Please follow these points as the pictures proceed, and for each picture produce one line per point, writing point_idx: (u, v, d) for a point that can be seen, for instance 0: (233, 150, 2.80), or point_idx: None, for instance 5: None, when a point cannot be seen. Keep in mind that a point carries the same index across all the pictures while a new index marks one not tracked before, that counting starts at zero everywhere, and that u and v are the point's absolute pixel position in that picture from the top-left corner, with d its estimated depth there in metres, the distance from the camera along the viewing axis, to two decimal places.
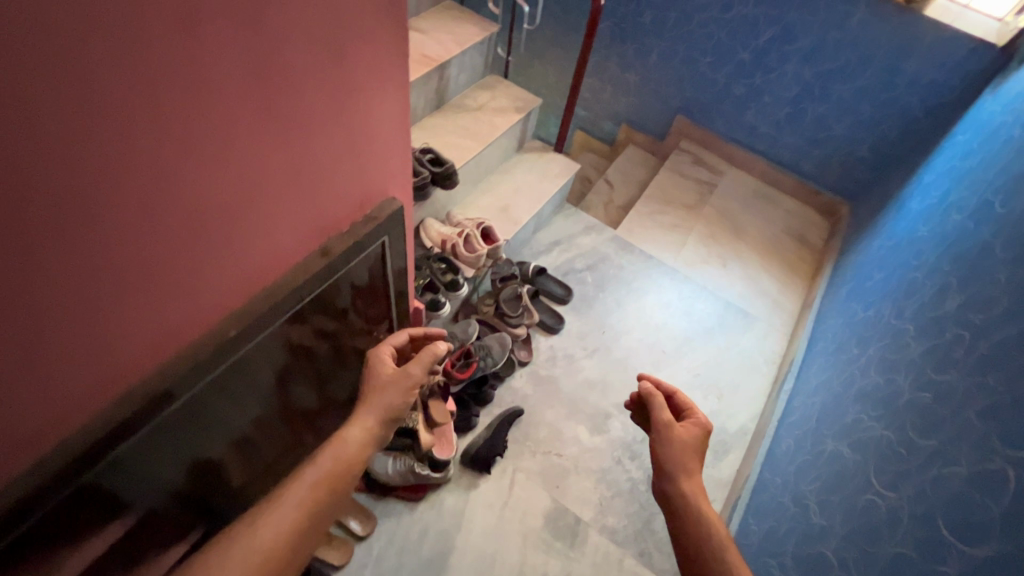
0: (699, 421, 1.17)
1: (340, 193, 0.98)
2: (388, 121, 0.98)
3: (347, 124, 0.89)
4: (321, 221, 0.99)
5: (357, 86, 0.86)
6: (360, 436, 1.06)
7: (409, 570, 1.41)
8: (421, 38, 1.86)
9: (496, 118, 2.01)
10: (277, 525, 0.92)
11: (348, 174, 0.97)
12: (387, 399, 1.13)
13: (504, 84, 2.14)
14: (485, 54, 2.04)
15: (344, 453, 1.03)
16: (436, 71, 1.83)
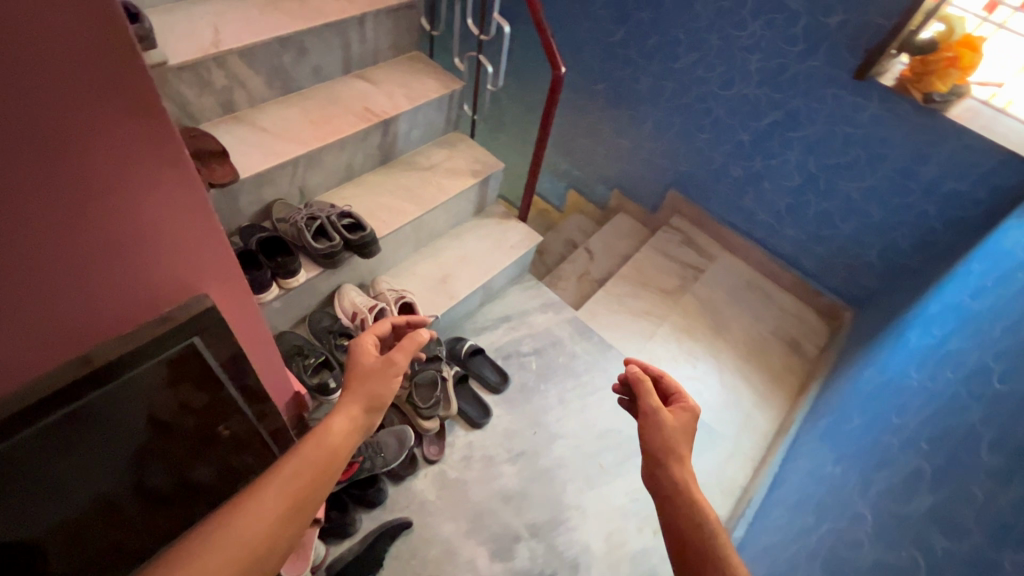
0: (687, 403, 1.00)
1: (98, 298, 0.74)
2: (173, 211, 0.73)
3: (89, 225, 0.65)
4: (74, 329, 0.75)
5: (92, 184, 0.61)
6: (346, 423, 0.97)
7: None
8: (369, 92, 1.73)
9: (446, 181, 1.84)
10: (262, 513, 0.82)
11: (109, 276, 0.72)
12: (375, 386, 1.03)
13: (466, 143, 1.97)
14: (445, 110, 1.89)
15: (329, 441, 0.92)
16: (379, 127, 1.68)
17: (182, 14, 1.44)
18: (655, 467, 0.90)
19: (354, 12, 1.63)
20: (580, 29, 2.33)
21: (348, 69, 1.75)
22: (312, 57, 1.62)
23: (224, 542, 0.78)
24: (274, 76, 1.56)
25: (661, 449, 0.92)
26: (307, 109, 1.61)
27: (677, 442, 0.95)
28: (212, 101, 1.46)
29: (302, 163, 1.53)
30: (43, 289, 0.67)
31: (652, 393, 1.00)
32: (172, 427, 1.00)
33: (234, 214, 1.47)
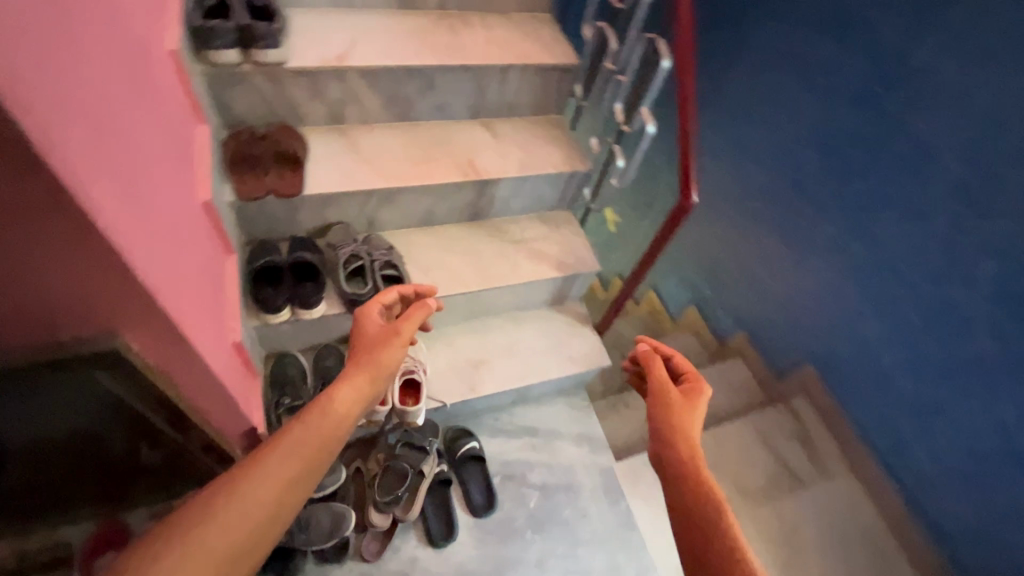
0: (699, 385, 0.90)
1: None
2: (67, 248, 0.62)
3: None
4: None
5: None
6: (353, 395, 0.81)
7: None
8: (484, 144, 1.57)
9: (526, 263, 1.61)
10: (254, 494, 0.66)
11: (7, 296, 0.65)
12: (386, 357, 0.88)
13: (570, 229, 1.72)
14: (559, 188, 1.66)
15: (333, 412, 0.77)
16: (474, 185, 1.52)
17: (332, 21, 1.43)
18: (664, 449, 0.79)
19: (497, 62, 1.49)
20: (754, 134, 1.79)
21: (475, 115, 1.61)
22: (439, 94, 1.51)
23: (206, 525, 0.62)
24: (393, 102, 1.48)
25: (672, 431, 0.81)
26: (412, 143, 1.51)
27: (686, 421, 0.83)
28: (321, 108, 1.42)
29: (376, 197, 1.43)
30: None
31: (662, 369, 0.92)
32: (126, 407, 0.97)
33: (292, 222, 1.41)
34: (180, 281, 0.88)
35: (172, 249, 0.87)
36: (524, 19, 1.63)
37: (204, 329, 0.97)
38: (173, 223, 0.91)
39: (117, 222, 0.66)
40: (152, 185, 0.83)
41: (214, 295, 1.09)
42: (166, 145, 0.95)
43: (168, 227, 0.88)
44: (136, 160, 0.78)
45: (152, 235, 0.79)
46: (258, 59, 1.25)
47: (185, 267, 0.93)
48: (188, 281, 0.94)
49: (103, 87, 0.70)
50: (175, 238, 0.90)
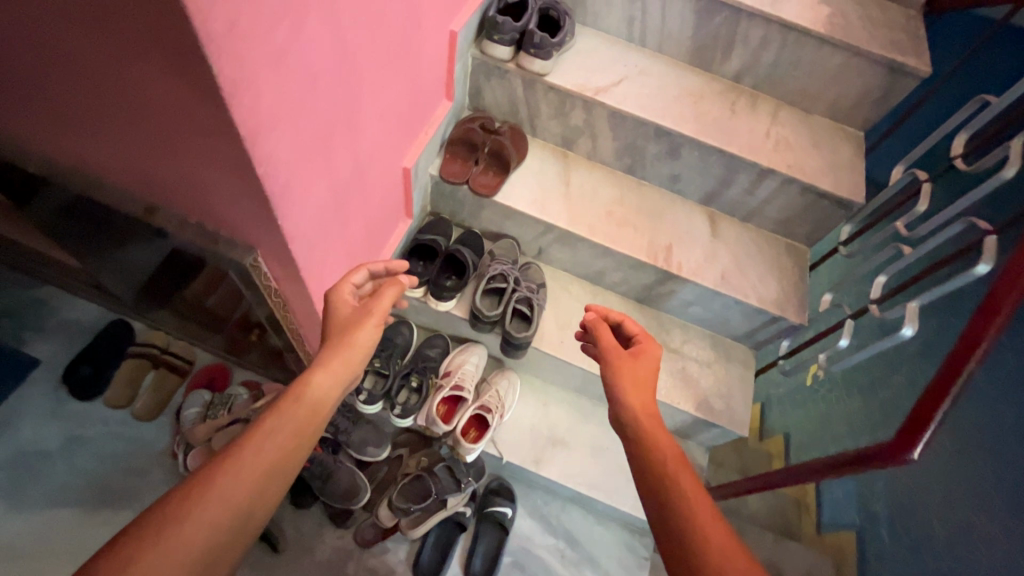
0: (649, 346, 1.02)
1: (190, 199, 0.81)
2: (238, 179, 0.70)
3: (182, 147, 0.69)
4: (175, 207, 0.86)
5: (172, 113, 0.62)
6: (326, 379, 0.88)
7: (101, 465, 1.41)
8: (694, 237, 1.37)
9: (666, 378, 1.38)
10: (248, 473, 0.74)
11: (199, 191, 0.78)
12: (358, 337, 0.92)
13: (738, 372, 1.42)
14: (753, 324, 1.36)
15: (310, 397, 0.84)
16: (657, 273, 1.33)
17: (614, 52, 1.37)
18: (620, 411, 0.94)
19: (759, 161, 1.25)
20: None
21: (705, 202, 1.41)
22: (678, 166, 1.35)
23: (211, 502, 0.70)
24: (626, 152, 1.37)
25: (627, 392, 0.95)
26: (622, 200, 1.39)
27: (633, 381, 0.96)
28: (556, 128, 1.40)
29: (554, 233, 1.35)
30: (164, 170, 0.77)
31: (608, 337, 1.03)
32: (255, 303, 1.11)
33: (474, 217, 1.43)
34: (328, 228, 0.94)
35: (336, 202, 0.93)
36: (825, 128, 1.34)
37: (331, 274, 1.04)
38: (354, 178, 0.97)
39: (283, 172, 0.72)
40: (349, 142, 0.89)
41: (364, 246, 1.16)
42: (391, 109, 1.01)
43: (345, 181, 0.94)
44: (341, 117, 0.83)
45: (317, 187, 0.84)
46: (524, 64, 1.27)
47: (343, 218, 0.99)
48: (339, 229, 1.00)
49: (344, 57, 0.76)
50: (347, 191, 0.96)
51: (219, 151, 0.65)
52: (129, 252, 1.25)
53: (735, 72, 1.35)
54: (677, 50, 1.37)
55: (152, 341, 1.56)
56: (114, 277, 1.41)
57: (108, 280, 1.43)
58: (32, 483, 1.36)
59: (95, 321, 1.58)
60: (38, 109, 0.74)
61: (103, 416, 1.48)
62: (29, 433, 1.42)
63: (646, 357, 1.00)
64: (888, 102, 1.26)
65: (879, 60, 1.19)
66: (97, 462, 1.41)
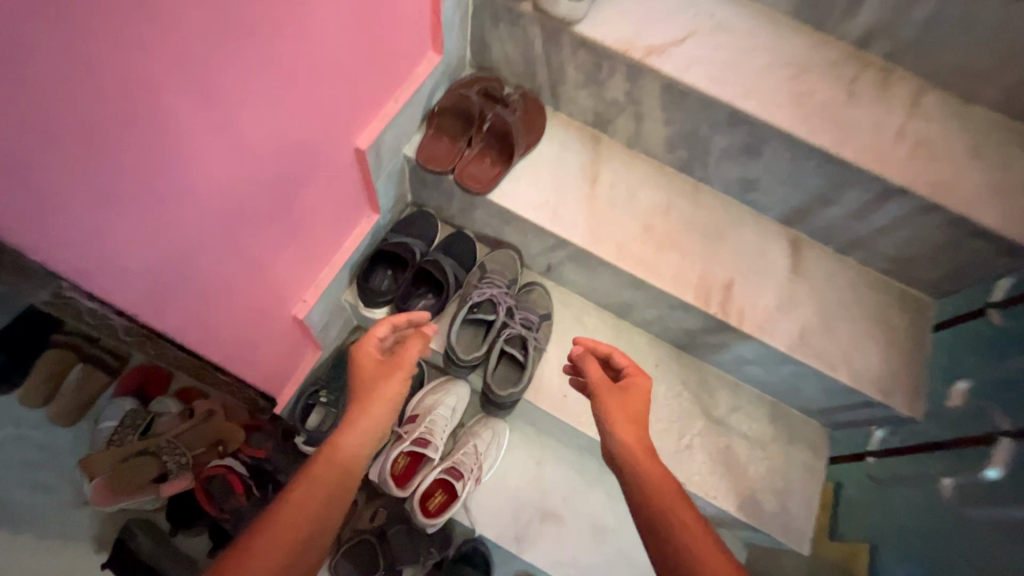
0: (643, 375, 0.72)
1: None
2: None
3: None
4: None
5: None
6: (349, 445, 0.67)
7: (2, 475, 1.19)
8: (767, 272, 0.96)
9: (701, 458, 1.01)
10: None
11: None
12: (386, 394, 0.71)
13: (804, 458, 1.04)
14: (835, 402, 0.97)
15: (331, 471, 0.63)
16: (705, 320, 0.95)
17: None
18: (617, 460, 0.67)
19: (886, 175, 0.83)
20: None
21: (788, 221, 1.00)
22: (754, 168, 0.94)
23: None
24: (682, 143, 0.97)
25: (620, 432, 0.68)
26: (668, 210, 1.00)
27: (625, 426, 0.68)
28: (587, 101, 1.00)
29: (567, 250, 0.98)
30: None
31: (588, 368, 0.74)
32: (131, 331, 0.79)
33: (465, 215, 1.08)
34: (185, 249, 0.61)
35: (198, 209, 0.59)
36: (992, 128, 0.89)
37: (214, 300, 0.72)
38: (240, 173, 0.63)
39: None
40: (206, 119, 0.54)
41: (287, 257, 0.83)
42: (314, 68, 0.64)
43: (214, 178, 0.59)
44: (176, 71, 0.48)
45: (131, 192, 0.50)
46: (544, 5, 0.87)
47: (226, 228, 0.66)
48: (220, 245, 0.66)
49: None
50: (225, 192, 0.62)
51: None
52: None
53: (862, 33, 0.91)
54: None
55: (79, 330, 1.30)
56: None
57: None
58: None
59: None
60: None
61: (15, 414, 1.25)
62: None
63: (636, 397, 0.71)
64: None
65: None
66: None
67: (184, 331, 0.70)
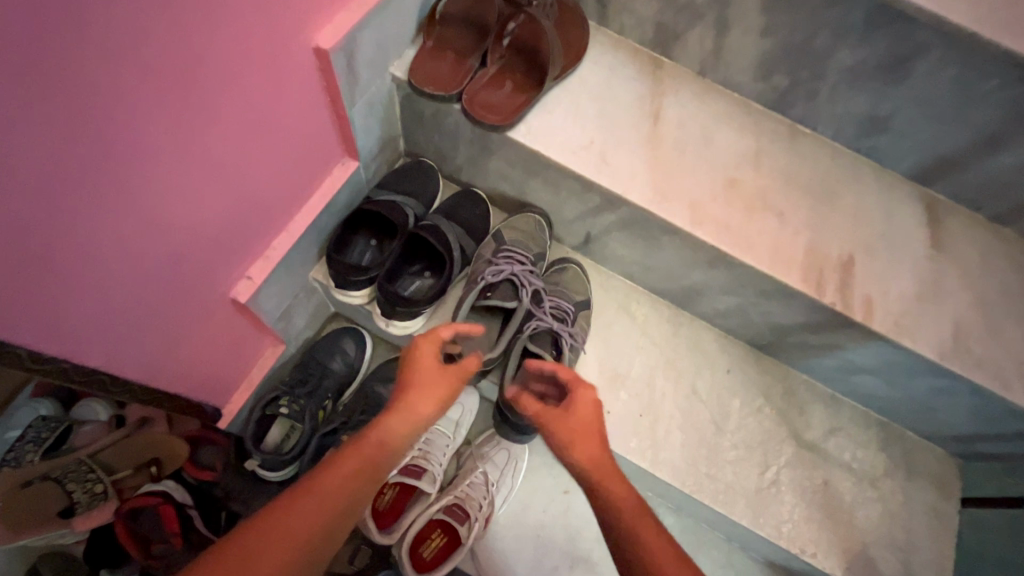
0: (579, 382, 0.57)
1: None
2: None
3: None
4: None
5: None
6: (382, 442, 0.52)
7: None
8: (899, 246, 0.69)
9: (791, 499, 0.75)
10: None
11: None
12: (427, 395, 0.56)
13: (929, 500, 0.77)
14: (987, 427, 0.70)
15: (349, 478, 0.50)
16: (811, 313, 0.68)
17: None
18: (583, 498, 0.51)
19: None
20: None
21: (925, 178, 0.72)
22: (891, 97, 0.66)
23: None
24: (784, 64, 0.69)
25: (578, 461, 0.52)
26: (758, 160, 0.72)
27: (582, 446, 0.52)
28: (647, 5, 0.72)
29: (617, 213, 0.71)
30: None
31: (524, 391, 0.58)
32: None
33: (476, 168, 0.80)
34: (1, 181, 0.35)
35: (22, 106, 0.34)
36: None
37: (95, 275, 0.46)
38: (101, 50, 0.36)
39: None
40: None
41: (221, 215, 0.57)
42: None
43: (37, 47, 0.32)
44: None
45: None
46: None
47: (94, 152, 0.40)
48: (87, 180, 0.41)
49: None
50: (76, 84, 0.36)
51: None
52: None
53: None
54: None
55: None
56: None
57: None
58: None
59: None
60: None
61: None
62: None
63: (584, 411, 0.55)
64: None
65: None
66: None
67: (30, 320, 0.44)
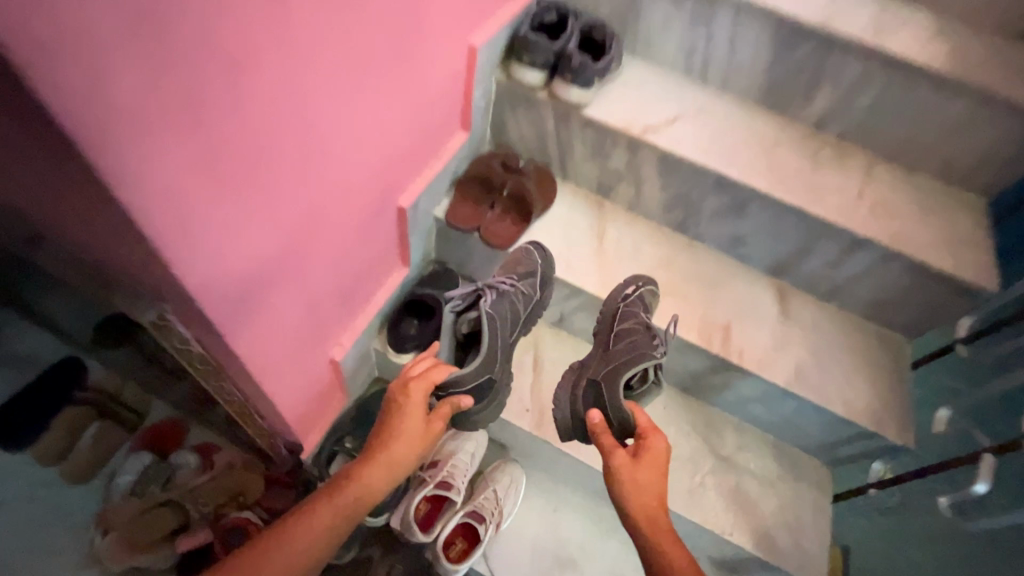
0: (654, 429, 0.76)
1: (71, 237, 0.60)
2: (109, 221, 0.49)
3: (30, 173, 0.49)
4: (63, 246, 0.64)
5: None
6: (378, 472, 0.74)
7: (26, 525, 1.22)
8: (759, 316, 1.08)
9: (712, 495, 1.06)
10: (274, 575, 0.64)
11: (75, 229, 0.57)
12: (408, 424, 0.78)
13: (811, 496, 1.09)
14: (833, 436, 1.05)
15: (354, 491, 0.72)
16: (707, 360, 1.05)
17: (672, 87, 1.13)
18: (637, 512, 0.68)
19: (852, 229, 0.97)
20: None
21: (774, 273, 1.13)
22: (740, 225, 1.08)
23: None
24: (676, 205, 1.12)
25: (643, 492, 0.69)
26: (668, 264, 1.13)
27: (649, 480, 0.71)
28: (592, 171, 1.16)
29: (580, 298, 1.09)
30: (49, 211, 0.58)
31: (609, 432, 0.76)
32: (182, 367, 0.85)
33: (485, 270, 1.19)
34: (280, 284, 0.72)
35: (296, 248, 0.71)
36: (937, 191, 1.06)
37: (284, 344, 0.81)
38: (285, 152, 0.61)
39: (199, 194, 0.51)
40: (311, 173, 0.67)
41: (324, 265, 0.81)
42: (363, 50, 0.64)
43: (308, 221, 0.71)
44: (305, 129, 0.62)
45: (275, 220, 0.64)
46: (558, 93, 1.05)
47: (306, 272, 0.76)
48: (299, 287, 0.77)
49: (304, 56, 0.56)
50: (312, 239, 0.74)
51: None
52: (60, 290, 1.03)
53: (819, 116, 1.09)
54: (747, 88, 1.12)
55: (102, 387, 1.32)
56: (51, 306, 1.18)
57: (50, 310, 1.22)
58: None
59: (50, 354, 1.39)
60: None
61: (37, 471, 1.27)
62: None
63: (652, 451, 0.74)
64: None
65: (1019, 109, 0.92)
66: (22, 521, 1.22)
67: (262, 366, 0.78)
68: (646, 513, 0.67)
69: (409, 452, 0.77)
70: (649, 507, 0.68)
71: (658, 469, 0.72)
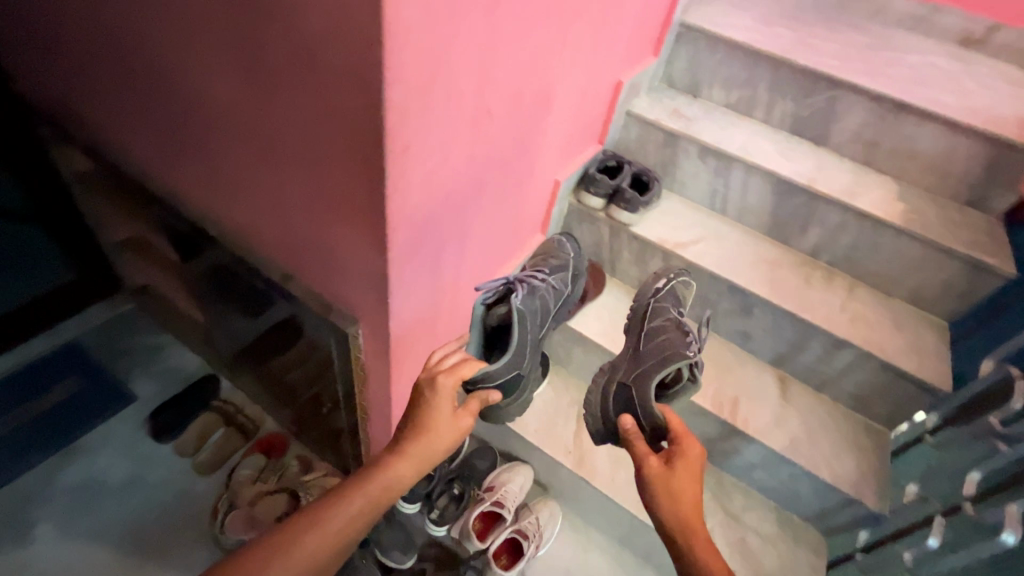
0: (686, 438, 0.89)
1: (318, 277, 1.00)
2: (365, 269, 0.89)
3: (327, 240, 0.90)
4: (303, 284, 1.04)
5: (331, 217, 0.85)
6: (407, 466, 0.88)
7: (158, 503, 1.53)
8: (762, 396, 1.35)
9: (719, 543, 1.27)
10: (322, 539, 0.81)
11: (328, 272, 0.97)
12: (435, 423, 0.91)
13: (807, 557, 1.28)
14: (823, 503, 1.26)
15: (385, 479, 0.86)
16: (718, 426, 1.31)
17: (699, 216, 1.52)
18: (668, 513, 0.82)
19: (834, 332, 1.27)
20: None
21: (777, 364, 1.42)
22: (748, 323, 1.40)
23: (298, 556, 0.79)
24: (698, 303, 1.46)
25: (675, 495, 0.83)
26: None
27: (681, 480, 0.84)
28: (634, 272, 1.53)
29: None
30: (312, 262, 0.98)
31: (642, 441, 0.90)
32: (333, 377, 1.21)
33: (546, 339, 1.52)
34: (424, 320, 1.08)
35: (439, 296, 1.09)
36: (906, 312, 1.35)
37: (412, 364, 1.16)
38: (453, 234, 1.00)
39: (414, 257, 0.90)
40: (460, 250, 1.06)
41: (449, 288, 1.11)
42: (503, 178, 1.06)
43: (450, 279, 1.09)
44: (466, 222, 1.02)
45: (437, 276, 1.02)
46: (613, 215, 1.46)
47: (438, 315, 1.14)
48: (432, 324, 1.13)
49: (478, 184, 0.98)
50: (448, 291, 1.12)
51: (336, 103, 0.69)
52: (240, 317, 1.44)
53: (811, 247, 1.44)
54: (756, 222, 1.50)
55: (231, 400, 1.70)
56: (220, 331, 1.59)
57: (215, 335, 1.64)
58: (93, 512, 1.50)
59: (197, 371, 1.78)
60: (220, 123, 0.87)
61: (173, 460, 1.61)
62: (105, 464, 1.59)
63: (687, 455, 0.87)
64: (975, 297, 1.27)
65: (958, 256, 1.24)
66: (156, 499, 1.53)
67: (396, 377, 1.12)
68: (679, 512, 0.81)
69: (437, 445, 0.91)
70: (681, 507, 0.82)
71: (690, 472, 0.85)
